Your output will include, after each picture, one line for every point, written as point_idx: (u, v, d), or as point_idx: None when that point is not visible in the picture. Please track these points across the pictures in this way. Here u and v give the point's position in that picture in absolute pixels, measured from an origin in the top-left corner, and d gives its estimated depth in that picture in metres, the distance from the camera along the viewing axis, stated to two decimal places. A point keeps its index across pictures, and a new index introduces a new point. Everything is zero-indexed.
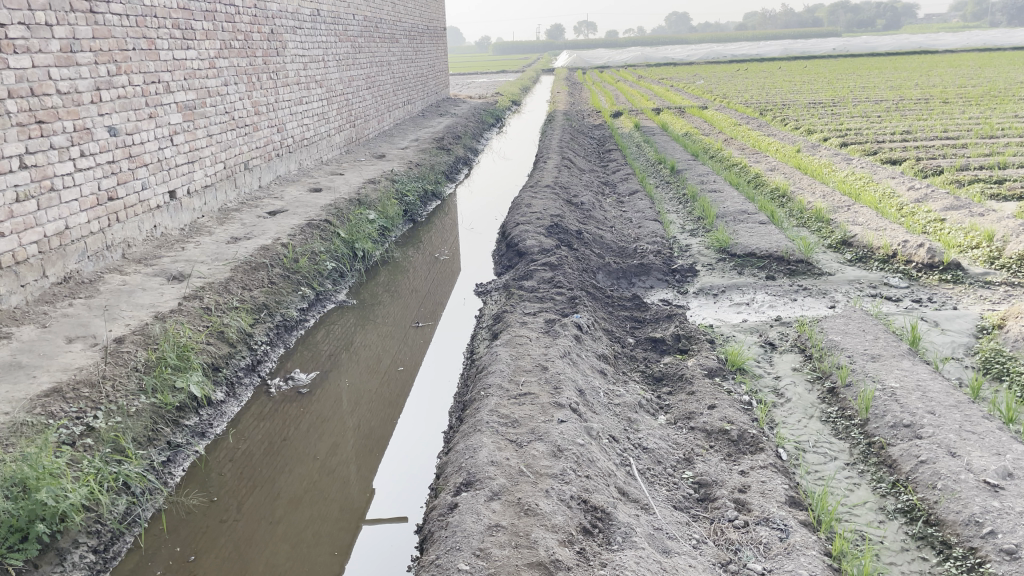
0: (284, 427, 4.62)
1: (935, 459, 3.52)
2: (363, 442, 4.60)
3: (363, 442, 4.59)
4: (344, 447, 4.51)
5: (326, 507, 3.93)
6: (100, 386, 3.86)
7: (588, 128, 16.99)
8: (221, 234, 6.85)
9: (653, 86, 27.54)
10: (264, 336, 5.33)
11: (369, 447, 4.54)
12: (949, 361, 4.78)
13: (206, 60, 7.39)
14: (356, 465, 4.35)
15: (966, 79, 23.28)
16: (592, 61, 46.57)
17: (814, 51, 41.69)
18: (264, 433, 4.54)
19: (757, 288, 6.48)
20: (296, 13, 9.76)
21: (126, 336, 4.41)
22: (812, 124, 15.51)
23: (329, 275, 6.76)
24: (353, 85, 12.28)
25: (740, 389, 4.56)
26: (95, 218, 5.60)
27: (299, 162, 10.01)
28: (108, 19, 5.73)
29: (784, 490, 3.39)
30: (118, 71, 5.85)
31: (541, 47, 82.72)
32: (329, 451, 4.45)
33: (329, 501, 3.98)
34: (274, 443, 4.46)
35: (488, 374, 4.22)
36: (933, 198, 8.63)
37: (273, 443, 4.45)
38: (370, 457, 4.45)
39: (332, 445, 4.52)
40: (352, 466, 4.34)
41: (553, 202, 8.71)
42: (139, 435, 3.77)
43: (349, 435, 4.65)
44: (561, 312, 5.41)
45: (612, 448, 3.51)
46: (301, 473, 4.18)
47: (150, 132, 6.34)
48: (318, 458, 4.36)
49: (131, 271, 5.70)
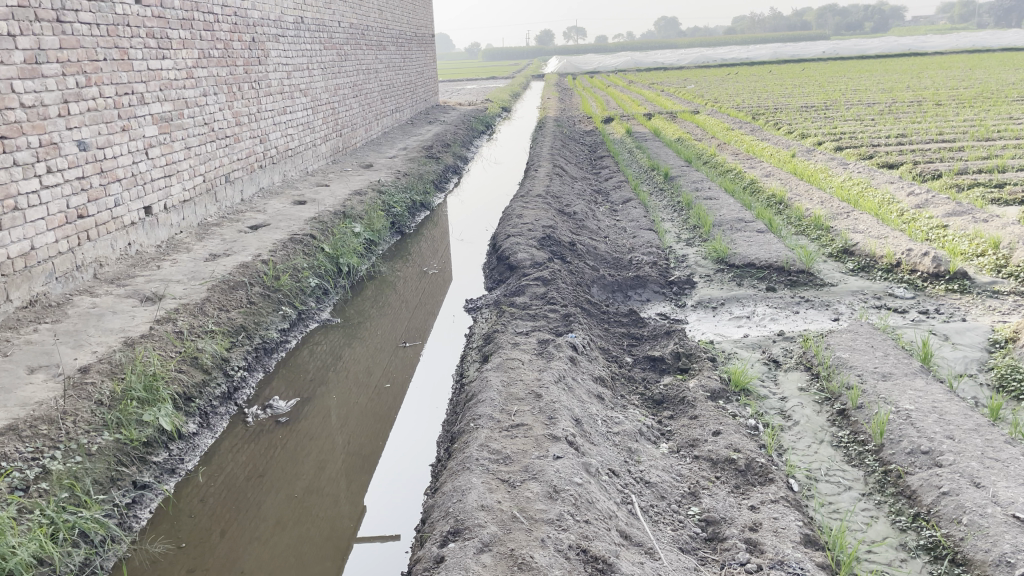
0: (268, 449, 4.44)
1: (958, 491, 3.27)
2: (350, 461, 4.46)
3: (350, 462, 4.43)
4: (331, 468, 4.36)
5: (311, 533, 3.77)
6: (59, 422, 3.58)
7: (579, 134, 16.76)
8: (200, 250, 6.59)
9: (645, 91, 27.33)
10: (242, 361, 5.04)
11: (356, 467, 4.38)
12: (964, 379, 4.54)
13: (183, 69, 7.13)
14: (343, 486, 4.19)
15: (957, 82, 23.08)
16: (584, 66, 46.31)
17: (804, 55, 41.58)
18: (246, 458, 4.35)
19: (757, 300, 6.25)
20: (278, 20, 9.51)
21: (92, 366, 4.13)
22: (806, 128, 15.31)
23: (312, 293, 6.49)
24: (339, 94, 12.02)
25: (745, 411, 4.32)
26: (63, 238, 5.33)
27: (283, 173, 9.75)
28: (77, 28, 5.47)
29: (799, 528, 3.14)
30: (87, 83, 5.59)
31: (529, 54, 82.50)
32: (314, 473, 4.28)
33: (313, 527, 3.81)
34: (257, 468, 4.28)
35: (478, 403, 3.96)
36: (934, 203, 8.42)
37: (256, 468, 4.27)
38: (358, 478, 4.28)
39: (318, 467, 4.36)
40: (340, 485, 4.19)
41: (544, 212, 8.46)
42: (101, 477, 3.49)
43: (338, 455, 4.50)
44: (555, 331, 5.15)
45: (612, 486, 3.25)
46: (283, 500, 4.00)
47: (123, 145, 6.05)
48: (303, 480, 4.20)
49: (102, 292, 5.43)
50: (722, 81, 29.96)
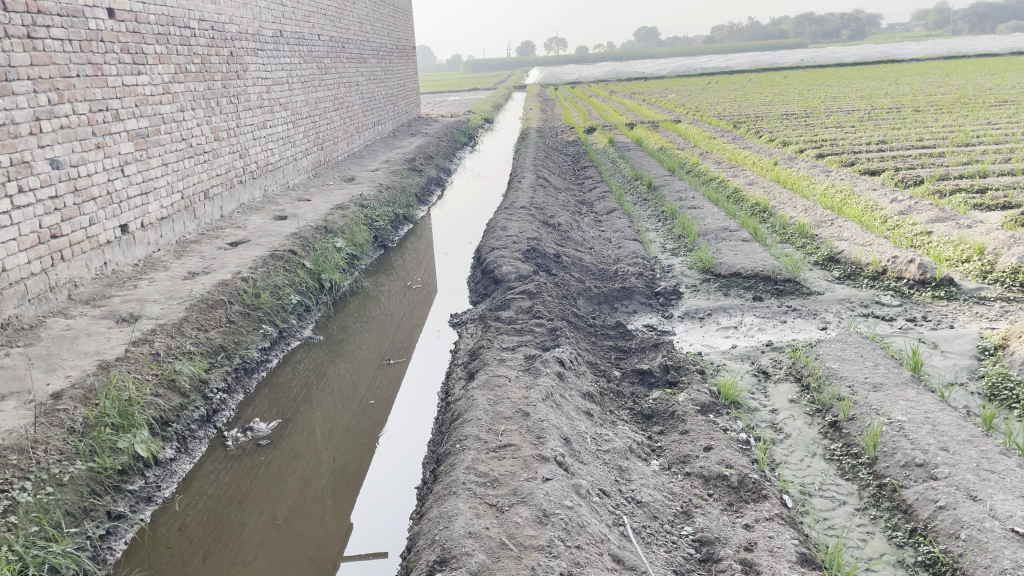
0: (252, 469, 4.35)
1: (955, 505, 3.21)
2: (336, 478, 4.37)
3: (335, 480, 4.34)
4: (316, 486, 4.27)
5: (296, 554, 3.67)
6: (30, 452, 3.46)
7: (562, 144, 16.73)
8: (178, 269, 6.46)
9: (627, 101, 27.42)
10: (221, 382, 4.91)
11: (342, 485, 4.29)
12: (955, 388, 4.50)
13: (159, 85, 7.01)
14: (328, 505, 4.10)
15: (935, 88, 23.29)
16: (565, 77, 46.46)
17: (783, 62, 41.87)
18: (229, 479, 4.26)
19: (744, 310, 6.20)
20: (256, 34, 9.42)
21: (64, 392, 4.00)
22: (787, 135, 15.34)
23: (294, 310, 6.37)
24: (320, 107, 11.92)
25: (736, 425, 4.25)
26: (36, 258, 5.20)
27: (264, 188, 9.63)
28: (48, 44, 5.35)
29: (795, 547, 3.06)
30: (60, 100, 5.47)
31: (510, 65, 82.71)
32: (298, 493, 4.19)
33: (298, 548, 3.72)
34: (240, 489, 4.20)
35: (464, 423, 3.86)
36: (918, 209, 8.41)
37: (239, 490, 4.19)
38: (344, 496, 4.19)
39: (303, 486, 4.27)
40: (326, 504, 4.11)
41: (529, 224, 8.40)
42: (73, 509, 3.37)
43: (324, 473, 4.41)
44: (541, 345, 5.06)
45: (603, 507, 3.16)
46: (266, 523, 3.92)
47: (98, 163, 5.92)
48: (288, 500, 4.11)
49: (76, 313, 5.30)
50: (703, 90, 30.07)
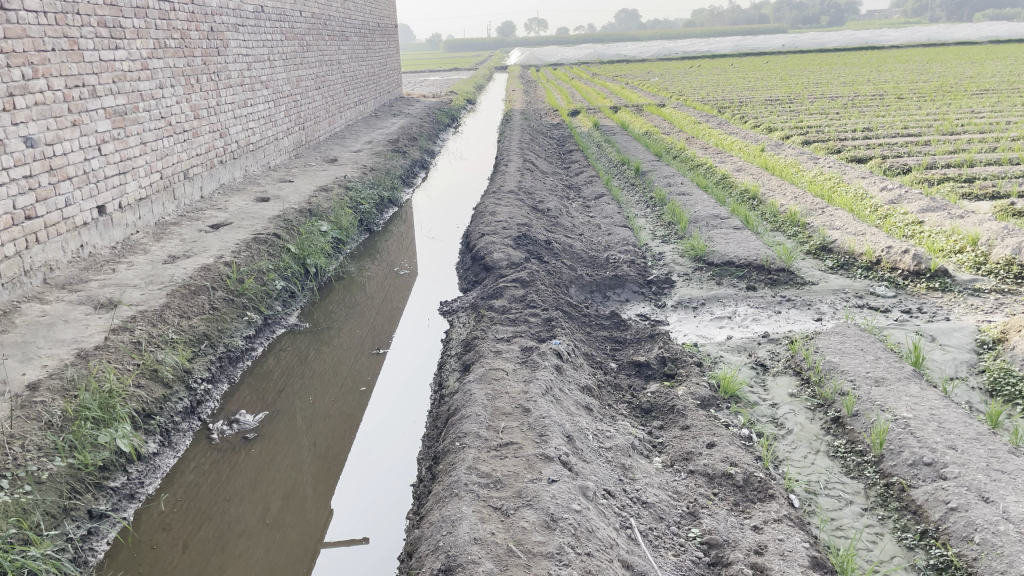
0: (234, 454, 4.23)
1: (967, 507, 3.13)
2: (319, 464, 4.27)
3: (318, 465, 4.25)
4: (298, 470, 4.18)
5: (281, 542, 3.59)
6: (6, 448, 3.28)
7: (546, 127, 16.51)
8: (158, 252, 6.24)
9: (609, 83, 27.18)
10: (205, 372, 4.74)
11: (326, 470, 4.20)
12: (956, 383, 4.44)
13: (138, 60, 6.74)
14: (311, 491, 4.01)
15: (917, 74, 23.36)
16: (547, 58, 45.98)
17: (765, 47, 41.76)
18: (211, 464, 4.16)
19: (738, 300, 6.10)
20: (236, 9, 9.13)
21: (42, 383, 3.82)
22: (772, 121, 15.26)
23: (278, 296, 6.19)
24: (302, 86, 11.64)
25: (737, 421, 4.16)
26: (9, 240, 4.98)
27: (244, 168, 9.38)
28: (22, 16, 5.10)
29: (806, 550, 2.96)
30: (34, 75, 5.22)
31: (491, 45, 81.85)
32: (281, 479, 4.10)
33: (278, 536, 3.63)
34: (222, 474, 4.10)
35: (462, 420, 3.72)
36: (908, 199, 8.34)
37: (220, 475, 4.08)
38: (327, 481, 4.11)
39: (286, 471, 4.17)
40: (308, 490, 4.01)
41: (518, 209, 8.23)
42: (52, 509, 3.21)
43: (306, 458, 4.31)
44: (537, 337, 4.93)
45: (609, 510, 3.06)
46: (248, 509, 3.83)
47: (74, 141, 5.69)
48: (269, 486, 4.02)
49: (52, 299, 5.09)
50: (686, 73, 29.84)
